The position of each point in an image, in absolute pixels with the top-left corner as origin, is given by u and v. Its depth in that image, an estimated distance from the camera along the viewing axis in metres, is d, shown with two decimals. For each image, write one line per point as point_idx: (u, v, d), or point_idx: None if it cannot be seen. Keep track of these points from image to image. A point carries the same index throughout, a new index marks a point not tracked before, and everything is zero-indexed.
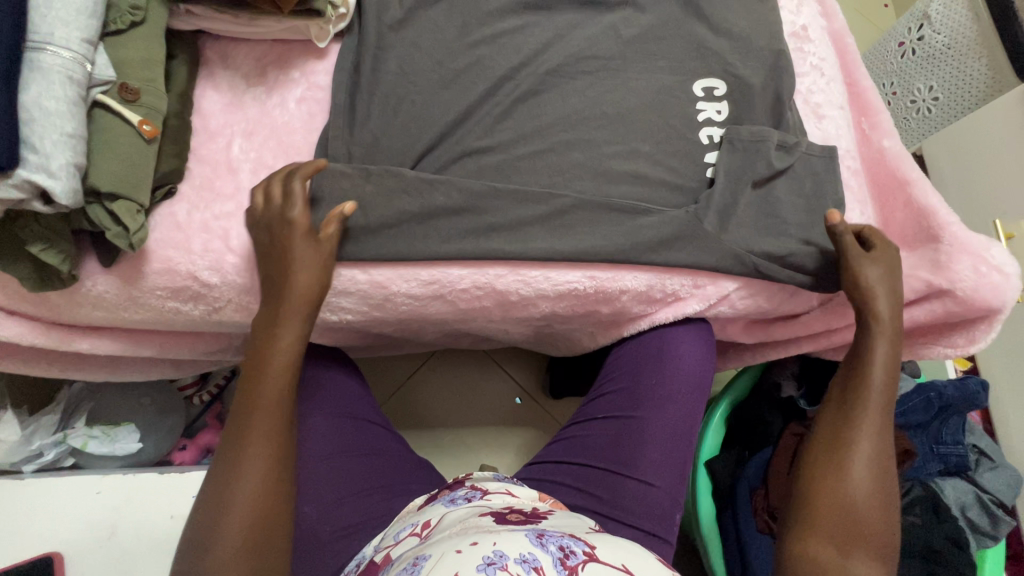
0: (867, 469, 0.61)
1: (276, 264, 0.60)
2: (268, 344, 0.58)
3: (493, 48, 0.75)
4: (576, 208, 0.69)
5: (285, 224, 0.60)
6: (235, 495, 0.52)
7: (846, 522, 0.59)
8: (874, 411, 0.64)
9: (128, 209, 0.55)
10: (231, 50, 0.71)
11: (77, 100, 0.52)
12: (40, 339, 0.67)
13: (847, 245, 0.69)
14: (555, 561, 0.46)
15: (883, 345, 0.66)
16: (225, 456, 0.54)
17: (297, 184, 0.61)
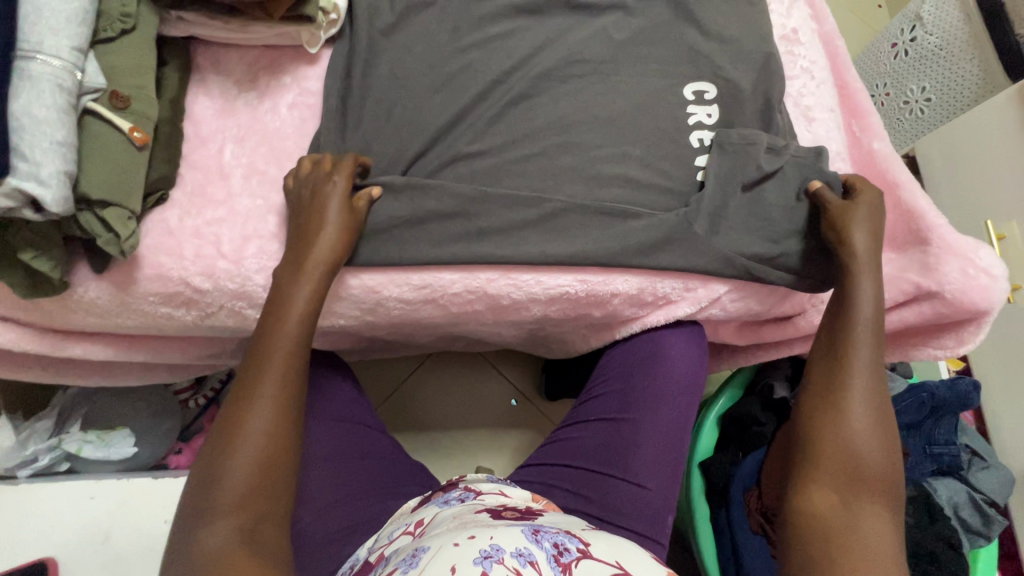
0: (866, 414, 0.60)
1: (305, 221, 0.62)
2: (280, 303, 0.59)
3: (484, 52, 0.75)
4: (567, 212, 0.70)
5: (327, 184, 0.63)
6: (244, 436, 0.52)
7: (849, 471, 0.58)
8: (866, 351, 0.63)
9: (120, 216, 0.56)
10: (223, 56, 0.71)
11: (67, 108, 0.53)
12: (33, 345, 0.68)
13: (830, 205, 0.70)
14: (549, 558, 0.46)
15: (867, 280, 0.66)
16: (233, 400, 0.54)
17: (349, 161, 0.65)
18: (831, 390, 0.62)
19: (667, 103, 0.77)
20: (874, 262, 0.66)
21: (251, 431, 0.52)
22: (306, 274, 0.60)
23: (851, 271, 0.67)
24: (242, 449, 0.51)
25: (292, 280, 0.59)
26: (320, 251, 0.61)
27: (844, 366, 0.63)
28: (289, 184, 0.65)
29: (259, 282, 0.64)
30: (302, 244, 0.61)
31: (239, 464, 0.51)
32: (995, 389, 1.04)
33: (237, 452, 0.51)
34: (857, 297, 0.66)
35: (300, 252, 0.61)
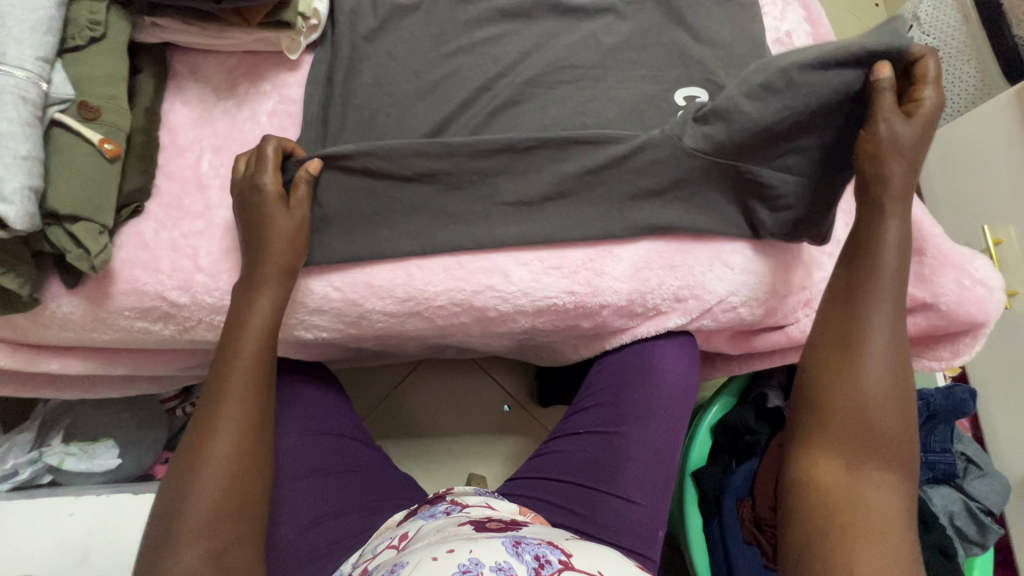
0: (884, 373, 0.58)
1: (253, 231, 0.61)
2: (240, 318, 0.59)
3: (470, 58, 0.74)
4: (554, 221, 0.68)
5: (257, 190, 0.61)
6: (212, 457, 0.53)
7: (863, 435, 0.57)
8: (885, 308, 0.59)
9: (90, 231, 0.54)
10: (201, 62, 0.69)
11: (32, 120, 0.51)
12: (8, 360, 0.66)
13: (880, 109, 0.59)
14: (530, 571, 0.44)
15: (896, 224, 0.60)
16: (199, 424, 0.55)
17: (271, 149, 0.62)
18: (847, 348, 0.59)
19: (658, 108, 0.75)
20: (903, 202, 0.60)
21: (217, 453, 0.53)
22: (269, 286, 0.60)
23: (874, 214, 0.61)
24: (207, 471, 0.52)
25: (250, 295, 0.59)
26: (276, 256, 0.60)
27: (862, 323, 0.59)
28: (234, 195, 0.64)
29: None
30: (256, 255, 0.60)
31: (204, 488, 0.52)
32: (992, 396, 1.03)
33: (202, 476, 0.52)
34: (883, 243, 0.60)
35: (256, 266, 0.60)
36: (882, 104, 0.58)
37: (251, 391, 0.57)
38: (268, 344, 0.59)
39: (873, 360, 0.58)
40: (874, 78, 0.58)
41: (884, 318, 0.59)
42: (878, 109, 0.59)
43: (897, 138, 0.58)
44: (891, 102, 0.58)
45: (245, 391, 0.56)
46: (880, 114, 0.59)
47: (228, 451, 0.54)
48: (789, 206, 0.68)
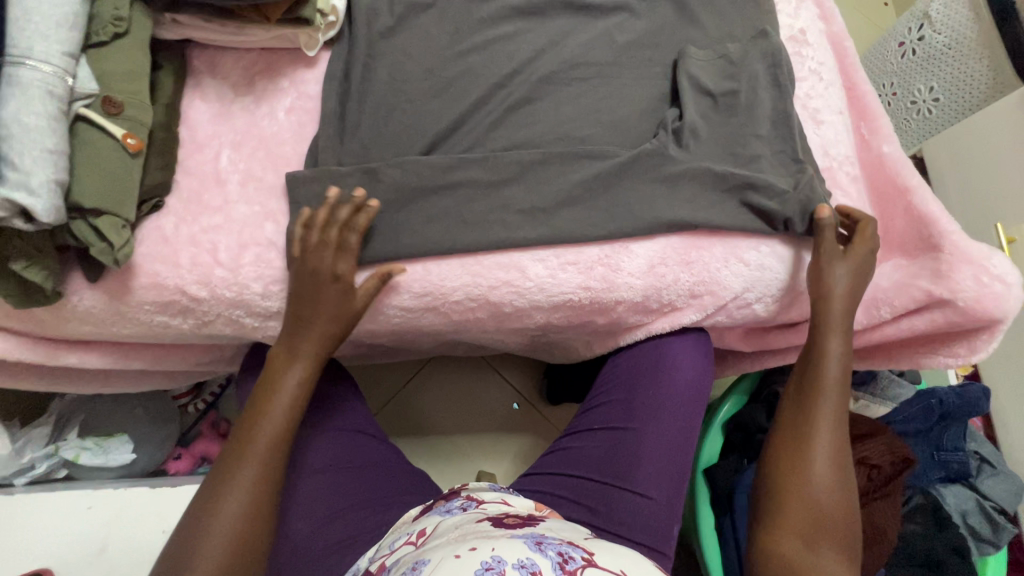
0: (829, 468, 0.64)
1: (302, 293, 0.61)
2: (270, 382, 0.61)
3: (485, 55, 0.74)
4: (570, 218, 0.68)
5: (331, 278, 0.61)
6: (215, 530, 0.53)
7: (812, 523, 0.61)
8: (829, 407, 0.66)
9: (114, 225, 0.54)
10: (219, 58, 0.69)
11: (58, 115, 0.51)
12: (28, 354, 0.67)
13: (824, 242, 0.69)
14: (554, 565, 0.44)
15: (836, 338, 0.68)
16: (209, 488, 0.56)
17: (355, 238, 0.62)
18: (801, 443, 0.65)
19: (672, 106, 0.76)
20: (845, 324, 0.68)
21: (222, 520, 0.53)
22: (300, 360, 0.62)
23: (821, 329, 0.68)
24: (213, 534, 0.53)
25: (286, 364, 0.61)
26: (324, 323, 0.62)
27: (813, 419, 0.66)
28: (293, 251, 0.62)
29: (257, 290, 0.63)
30: (296, 330, 0.62)
31: (207, 552, 0.52)
32: (1003, 395, 1.02)
33: (208, 538, 0.53)
34: (828, 352, 0.68)
35: (292, 336, 0.62)
36: (823, 240, 0.69)
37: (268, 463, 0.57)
38: (291, 416, 0.60)
39: (822, 455, 0.64)
40: (818, 215, 0.69)
41: (829, 420, 0.66)
42: (821, 245, 0.69)
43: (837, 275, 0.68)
44: (831, 239, 0.69)
45: (266, 458, 0.57)
46: (823, 242, 0.69)
47: (235, 517, 0.54)
48: (787, 189, 0.70)
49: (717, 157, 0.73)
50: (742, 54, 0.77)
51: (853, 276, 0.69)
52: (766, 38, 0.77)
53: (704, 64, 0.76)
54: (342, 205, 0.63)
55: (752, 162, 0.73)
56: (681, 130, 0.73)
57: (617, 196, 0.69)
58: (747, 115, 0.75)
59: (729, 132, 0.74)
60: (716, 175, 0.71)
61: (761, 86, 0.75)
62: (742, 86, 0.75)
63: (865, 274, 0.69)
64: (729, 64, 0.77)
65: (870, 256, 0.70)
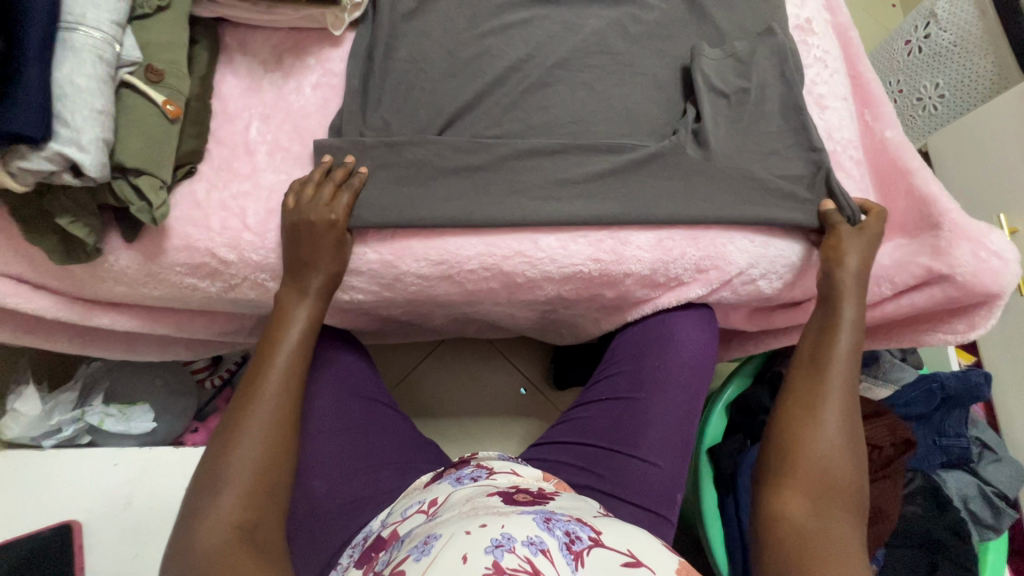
0: (839, 421, 0.64)
1: (301, 245, 0.64)
2: (279, 318, 0.64)
3: (502, 38, 0.77)
4: (572, 192, 0.71)
5: (327, 224, 0.64)
6: (240, 443, 0.55)
7: (824, 475, 0.60)
8: (840, 366, 0.67)
9: (152, 185, 0.58)
10: (249, 37, 0.73)
11: (106, 79, 0.55)
12: (63, 313, 0.70)
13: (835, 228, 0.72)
14: (562, 545, 0.47)
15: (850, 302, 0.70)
16: (234, 409, 0.58)
17: (347, 196, 0.66)
18: (814, 396, 0.66)
19: (690, 104, 0.78)
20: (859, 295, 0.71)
21: (248, 434, 0.56)
22: (312, 297, 0.64)
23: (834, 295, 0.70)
24: (243, 446, 0.55)
25: (296, 300, 0.64)
26: (324, 265, 0.64)
27: (823, 375, 0.67)
28: (288, 204, 0.65)
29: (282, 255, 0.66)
30: (297, 271, 0.64)
31: (243, 456, 0.55)
32: (1005, 382, 1.04)
33: (237, 450, 0.55)
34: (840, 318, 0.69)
35: (297, 277, 0.64)
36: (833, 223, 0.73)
37: (288, 386, 0.60)
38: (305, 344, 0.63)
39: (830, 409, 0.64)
40: (823, 209, 0.74)
41: (841, 376, 0.67)
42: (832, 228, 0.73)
43: (848, 245, 0.71)
44: (843, 225, 0.72)
45: (286, 378, 0.60)
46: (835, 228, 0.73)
47: (263, 430, 0.57)
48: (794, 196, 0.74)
49: (747, 160, 0.76)
50: (750, 53, 0.80)
51: (863, 246, 0.72)
52: (772, 36, 0.80)
53: (715, 64, 0.79)
54: (336, 169, 0.67)
55: (766, 161, 0.76)
56: (700, 132, 0.75)
57: (624, 163, 0.73)
58: (759, 114, 0.78)
59: (752, 135, 0.77)
60: (739, 171, 0.74)
61: (769, 83, 0.79)
62: (752, 83, 0.78)
63: (869, 260, 0.71)
64: (738, 63, 0.80)
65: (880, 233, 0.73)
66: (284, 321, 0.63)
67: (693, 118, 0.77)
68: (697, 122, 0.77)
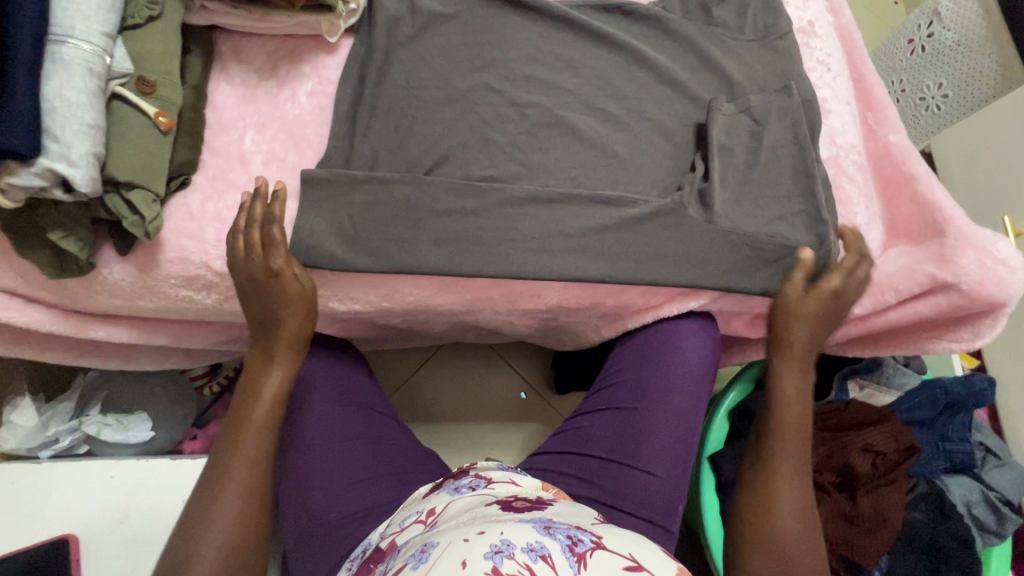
0: (795, 504, 0.63)
1: (263, 306, 0.63)
2: (250, 389, 0.63)
3: (500, 43, 0.76)
4: (572, 200, 0.70)
5: (273, 273, 0.62)
6: (207, 535, 0.55)
7: (781, 554, 0.59)
8: (790, 443, 0.67)
9: (145, 199, 0.57)
10: (244, 45, 0.72)
11: (96, 91, 0.54)
12: (58, 326, 0.69)
13: (789, 283, 0.72)
14: (563, 548, 0.46)
15: (791, 376, 0.71)
16: (200, 493, 0.58)
17: (276, 231, 0.62)
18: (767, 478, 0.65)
19: (699, 159, 0.76)
20: (808, 343, 0.71)
21: (217, 521, 0.56)
22: (279, 359, 0.64)
23: (778, 372, 0.72)
24: (207, 540, 0.55)
25: (263, 368, 0.64)
26: (289, 325, 0.63)
27: (774, 458, 0.66)
28: (237, 260, 0.63)
29: None
30: (264, 332, 0.64)
31: (209, 547, 0.55)
32: (1011, 386, 1.03)
33: (205, 543, 0.55)
34: (785, 396, 0.70)
35: (262, 340, 0.64)
36: (792, 280, 0.72)
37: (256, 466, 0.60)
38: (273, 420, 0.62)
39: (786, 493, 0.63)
40: (801, 256, 0.71)
41: (792, 449, 0.67)
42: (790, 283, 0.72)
43: (798, 307, 0.71)
44: (801, 279, 0.71)
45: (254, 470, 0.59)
46: (784, 287, 0.72)
47: (230, 519, 0.56)
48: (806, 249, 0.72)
49: (752, 224, 0.73)
50: (760, 107, 0.77)
51: (816, 313, 0.71)
52: (786, 94, 0.78)
53: (728, 121, 0.77)
54: (255, 201, 0.63)
55: (775, 223, 0.74)
56: (706, 192, 0.73)
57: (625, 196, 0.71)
58: (767, 175, 0.75)
59: (763, 199, 0.75)
60: (745, 238, 0.72)
61: (782, 143, 0.76)
62: (763, 144, 0.76)
63: (835, 308, 0.72)
64: (752, 121, 0.77)
65: (836, 296, 0.71)
66: (253, 392, 0.62)
67: (701, 175, 0.75)
68: (705, 180, 0.74)
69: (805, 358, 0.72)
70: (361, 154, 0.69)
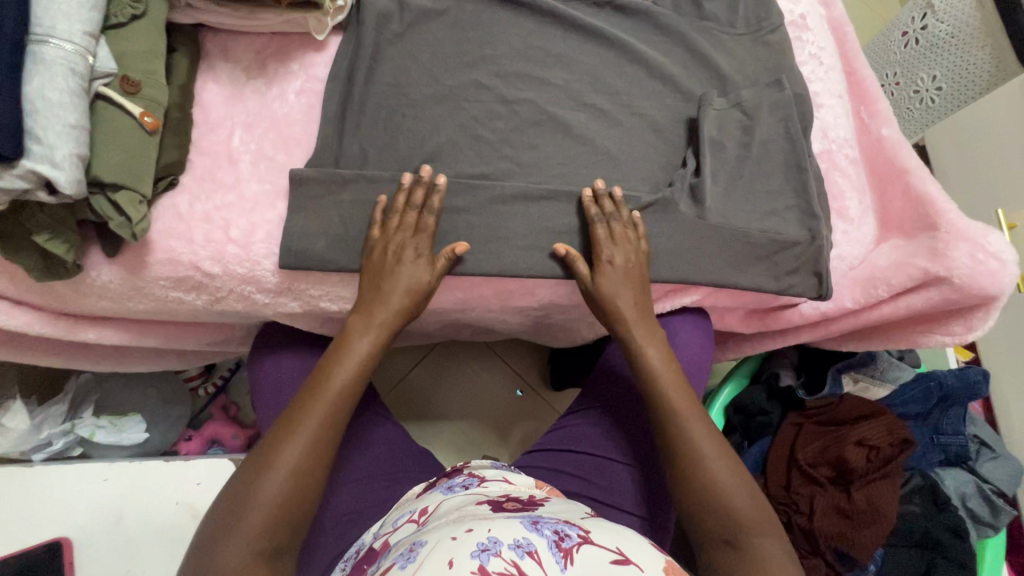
0: (716, 449, 0.62)
1: (380, 277, 0.63)
2: (342, 348, 0.62)
3: (490, 39, 0.76)
4: (563, 197, 0.70)
5: (410, 256, 0.64)
6: (274, 479, 0.54)
7: (717, 504, 0.59)
8: (675, 394, 0.66)
9: (131, 200, 0.57)
10: (231, 43, 0.71)
11: (79, 92, 0.54)
12: (47, 328, 0.69)
13: (581, 273, 0.68)
14: (550, 544, 0.46)
15: (642, 338, 0.68)
16: (274, 436, 0.57)
17: (429, 220, 0.65)
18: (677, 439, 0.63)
19: (690, 155, 0.75)
20: (639, 309, 0.69)
21: (281, 467, 0.54)
22: (376, 327, 0.63)
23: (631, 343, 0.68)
24: (269, 484, 0.53)
25: (359, 333, 0.62)
26: (398, 299, 0.63)
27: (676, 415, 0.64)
28: (373, 233, 0.65)
29: (268, 267, 0.65)
30: (371, 300, 0.63)
31: (268, 493, 0.53)
32: (1005, 378, 1.03)
33: (265, 486, 0.53)
34: (644, 359, 0.68)
35: (367, 306, 0.63)
36: (580, 272, 0.68)
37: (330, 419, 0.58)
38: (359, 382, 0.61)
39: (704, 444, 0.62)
40: (558, 251, 0.67)
41: (678, 401, 0.65)
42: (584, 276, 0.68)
43: (600, 290, 0.67)
44: (582, 267, 0.68)
45: (328, 420, 0.58)
46: (580, 284, 0.69)
47: (297, 461, 0.55)
48: (799, 244, 0.72)
49: (744, 220, 0.73)
50: (752, 101, 0.77)
51: (624, 284, 0.68)
52: (778, 88, 0.77)
53: (719, 115, 0.76)
54: (415, 186, 0.65)
55: (766, 218, 0.74)
56: (697, 187, 0.72)
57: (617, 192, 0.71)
58: (758, 170, 0.75)
59: (756, 194, 0.74)
60: (737, 234, 0.72)
61: (773, 137, 0.76)
62: (755, 139, 0.75)
63: (641, 260, 0.69)
64: (743, 115, 0.77)
65: (634, 264, 0.68)
66: (344, 351, 0.61)
67: (692, 170, 0.74)
68: (696, 175, 0.74)
69: (645, 318, 0.69)
70: (350, 153, 0.69)
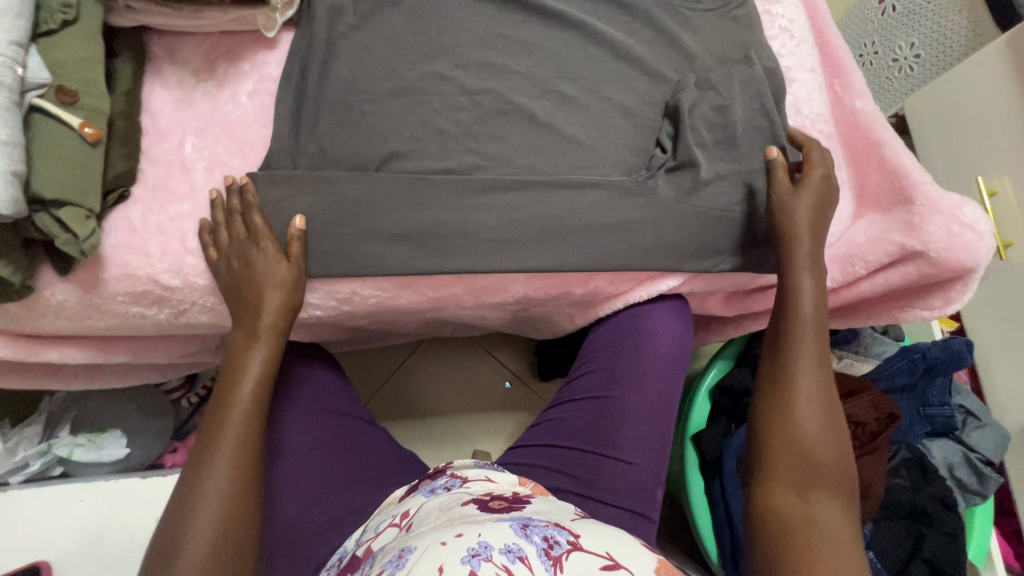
0: (817, 410, 0.63)
1: (244, 285, 0.61)
2: (234, 370, 0.61)
3: (447, 27, 0.73)
4: (529, 188, 0.68)
5: (262, 254, 0.61)
6: (197, 517, 0.53)
7: (805, 460, 0.60)
8: (807, 344, 0.66)
9: (78, 216, 0.55)
10: (178, 45, 0.69)
11: (8, 104, 0.52)
12: (8, 351, 0.67)
13: (778, 178, 0.70)
14: (540, 552, 0.44)
15: (806, 276, 0.67)
16: (190, 474, 0.56)
17: (258, 221, 0.62)
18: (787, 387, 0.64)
19: (666, 137, 0.74)
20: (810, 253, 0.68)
21: (205, 504, 0.54)
22: (263, 337, 0.62)
23: (788, 270, 0.68)
24: (199, 520, 0.53)
25: (246, 346, 0.61)
26: (274, 297, 0.61)
27: (796, 364, 0.65)
28: (210, 256, 0.62)
29: None
30: (247, 312, 0.62)
31: (199, 530, 0.53)
32: (990, 345, 1.03)
33: (193, 527, 0.53)
34: (796, 294, 0.67)
35: (246, 320, 0.62)
36: (775, 175, 0.70)
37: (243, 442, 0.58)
38: (260, 396, 0.61)
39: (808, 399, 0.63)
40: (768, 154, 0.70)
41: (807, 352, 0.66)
42: (775, 179, 0.70)
43: (790, 202, 0.68)
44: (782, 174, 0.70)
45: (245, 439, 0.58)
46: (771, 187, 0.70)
47: (223, 491, 0.55)
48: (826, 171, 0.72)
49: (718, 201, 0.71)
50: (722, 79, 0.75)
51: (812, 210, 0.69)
52: (748, 65, 0.75)
53: (689, 95, 0.74)
54: (231, 195, 0.62)
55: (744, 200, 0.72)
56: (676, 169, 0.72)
57: (584, 185, 0.69)
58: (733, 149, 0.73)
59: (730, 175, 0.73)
60: (712, 216, 0.71)
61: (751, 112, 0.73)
62: (728, 117, 0.73)
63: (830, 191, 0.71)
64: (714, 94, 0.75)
65: (824, 189, 0.70)
66: (239, 370, 0.61)
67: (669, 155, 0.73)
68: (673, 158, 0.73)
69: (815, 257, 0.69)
70: (308, 152, 0.66)
